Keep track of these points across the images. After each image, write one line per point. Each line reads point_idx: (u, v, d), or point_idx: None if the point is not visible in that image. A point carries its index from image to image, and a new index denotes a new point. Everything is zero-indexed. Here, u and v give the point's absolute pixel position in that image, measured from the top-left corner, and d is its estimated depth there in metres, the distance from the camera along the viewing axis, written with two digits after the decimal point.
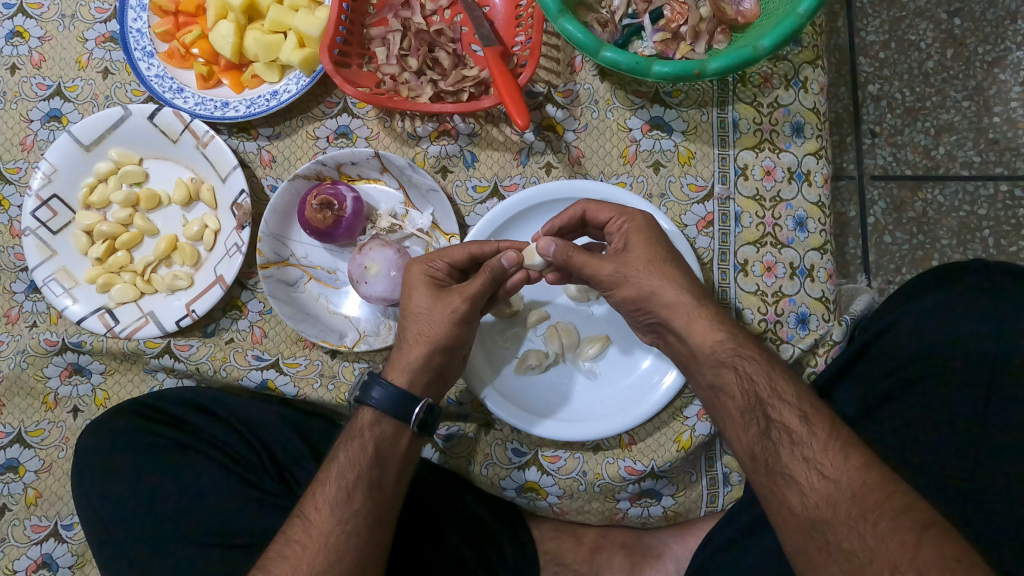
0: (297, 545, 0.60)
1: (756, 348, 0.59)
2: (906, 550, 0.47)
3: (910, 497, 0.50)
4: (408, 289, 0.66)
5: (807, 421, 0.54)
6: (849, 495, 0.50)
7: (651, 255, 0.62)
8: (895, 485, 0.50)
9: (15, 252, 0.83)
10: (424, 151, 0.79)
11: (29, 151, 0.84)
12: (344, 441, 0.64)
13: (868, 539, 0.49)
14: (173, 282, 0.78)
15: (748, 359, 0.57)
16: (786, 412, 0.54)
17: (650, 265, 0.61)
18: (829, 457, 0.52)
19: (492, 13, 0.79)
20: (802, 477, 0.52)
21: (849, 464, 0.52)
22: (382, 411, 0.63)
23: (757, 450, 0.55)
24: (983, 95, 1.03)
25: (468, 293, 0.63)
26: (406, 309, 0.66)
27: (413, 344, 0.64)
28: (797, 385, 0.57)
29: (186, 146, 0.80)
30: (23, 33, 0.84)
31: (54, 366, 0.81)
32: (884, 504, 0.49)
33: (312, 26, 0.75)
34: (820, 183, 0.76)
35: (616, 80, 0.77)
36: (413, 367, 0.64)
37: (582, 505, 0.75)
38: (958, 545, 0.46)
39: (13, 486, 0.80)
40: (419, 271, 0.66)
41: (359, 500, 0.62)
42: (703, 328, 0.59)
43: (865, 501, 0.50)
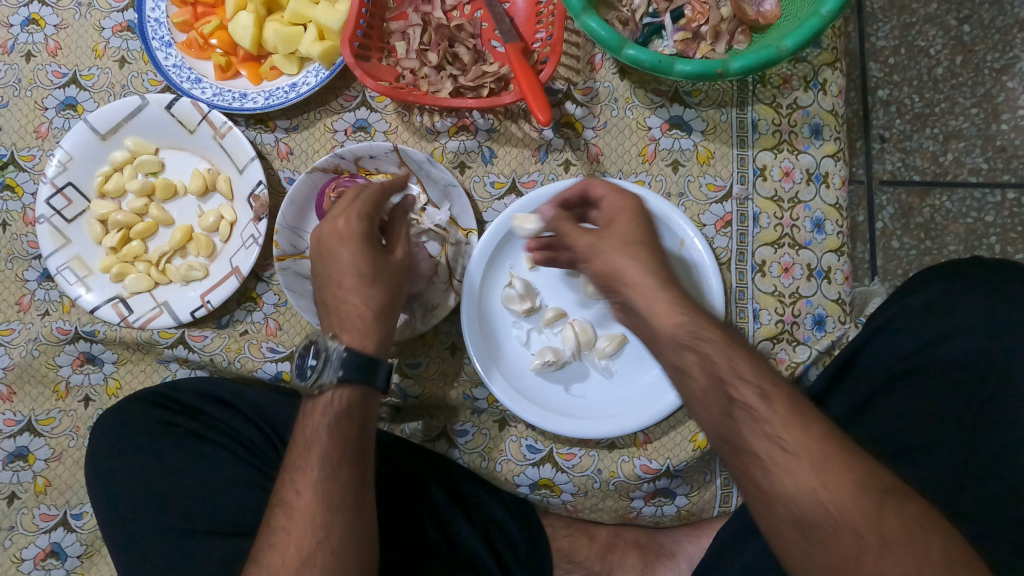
0: (282, 531, 0.60)
1: (714, 322, 0.55)
2: (868, 518, 0.44)
3: (869, 464, 0.47)
4: (344, 246, 0.65)
5: (766, 397, 0.49)
6: (810, 468, 0.46)
7: (627, 236, 0.60)
8: (853, 454, 0.47)
9: (27, 240, 0.83)
10: (443, 146, 0.79)
11: (43, 139, 0.83)
12: (322, 422, 0.62)
13: (830, 511, 0.45)
14: (187, 273, 0.77)
15: (709, 340, 0.52)
16: (744, 389, 0.50)
17: (625, 244, 0.59)
18: (791, 432, 0.48)
19: (512, 10, 0.79)
20: (766, 455, 0.48)
21: (809, 436, 0.47)
22: (354, 381, 0.63)
23: (720, 430, 0.51)
24: (991, 103, 1.03)
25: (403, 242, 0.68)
26: (352, 267, 0.65)
27: (379, 308, 0.65)
28: (751, 355, 0.53)
29: (203, 136, 0.79)
30: (39, 20, 0.84)
31: (66, 355, 0.80)
32: (851, 473, 0.46)
33: (333, 18, 0.75)
34: (838, 186, 0.76)
35: (636, 79, 0.78)
36: (376, 327, 0.65)
37: (596, 503, 0.76)
38: (916, 510, 0.45)
39: (23, 475, 0.80)
40: (346, 223, 0.65)
41: (344, 475, 0.62)
42: (668, 309, 0.54)
43: (827, 471, 0.46)
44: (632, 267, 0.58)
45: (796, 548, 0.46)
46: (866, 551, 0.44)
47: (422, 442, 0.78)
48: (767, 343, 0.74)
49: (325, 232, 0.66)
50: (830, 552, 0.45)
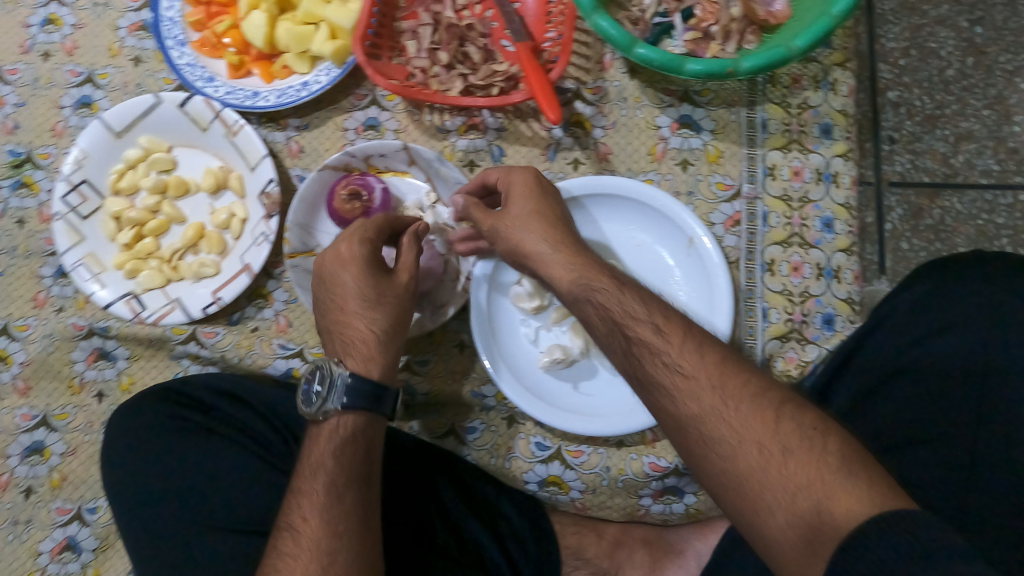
0: (288, 557, 0.60)
1: (620, 275, 0.64)
2: (768, 426, 0.47)
3: (765, 382, 0.51)
4: (351, 270, 0.68)
5: (662, 332, 0.55)
6: (709, 387, 0.51)
7: (529, 210, 0.68)
8: (749, 377, 0.51)
9: (43, 237, 0.84)
10: (453, 145, 0.80)
11: (60, 137, 0.84)
12: (329, 447, 0.64)
13: (733, 424, 0.49)
14: (199, 270, 0.79)
15: (600, 291, 0.61)
16: (641, 328, 0.56)
17: (532, 216, 0.67)
18: (685, 357, 0.53)
19: (522, 9, 0.79)
20: (667, 381, 0.53)
21: (704, 360, 0.52)
22: (359, 407, 0.65)
23: (628, 368, 0.57)
24: (1003, 104, 1.03)
25: (408, 266, 0.70)
26: (353, 294, 0.68)
27: (384, 333, 0.68)
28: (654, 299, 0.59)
29: (215, 134, 0.80)
30: (57, 20, 0.85)
31: (81, 350, 0.81)
32: (751, 396, 0.49)
33: (345, 18, 0.76)
34: (848, 185, 0.76)
35: (646, 78, 0.78)
36: (380, 353, 0.68)
37: (604, 500, 0.76)
38: (814, 424, 0.47)
39: (39, 469, 0.81)
40: (348, 250, 0.69)
41: (349, 500, 0.62)
42: (566, 257, 0.65)
43: (725, 389, 0.50)
44: (531, 236, 0.67)
45: (705, 464, 0.49)
46: (766, 459, 0.46)
47: (431, 437, 0.78)
48: (776, 342, 0.74)
49: (329, 256, 0.70)
50: (731, 463, 0.48)
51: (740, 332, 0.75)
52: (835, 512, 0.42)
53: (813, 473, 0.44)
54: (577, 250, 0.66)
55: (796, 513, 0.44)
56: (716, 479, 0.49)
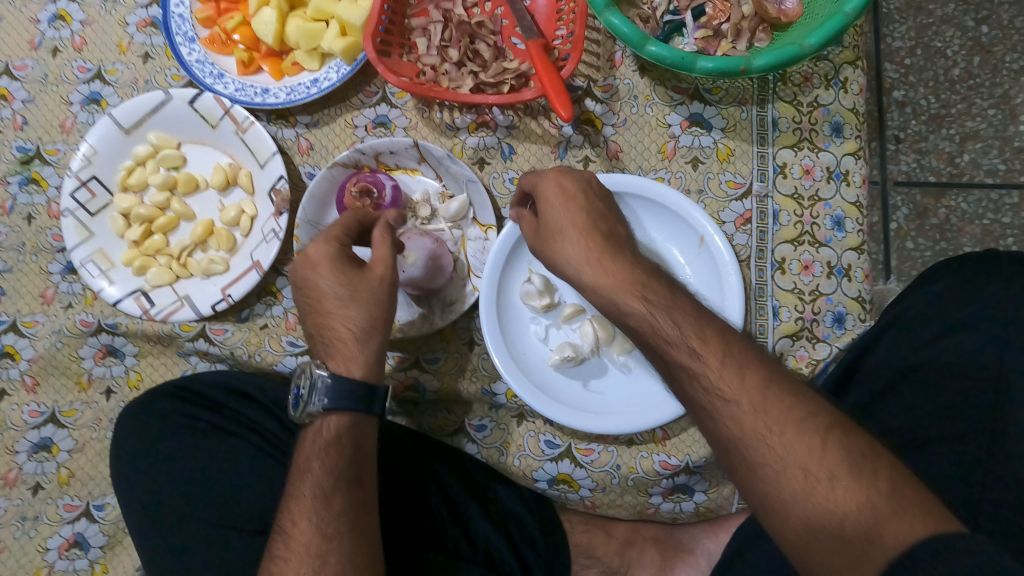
0: (281, 560, 0.60)
1: (657, 289, 0.60)
2: (812, 453, 0.46)
3: (814, 404, 0.49)
4: (324, 272, 0.67)
5: (697, 354, 0.54)
6: (751, 412, 0.49)
7: (576, 219, 0.64)
8: (793, 399, 0.49)
9: (52, 233, 0.84)
10: (463, 143, 0.80)
11: (68, 133, 0.84)
12: (313, 451, 0.63)
13: (776, 449, 0.47)
14: (208, 267, 0.78)
15: (629, 314, 0.59)
16: (676, 351, 0.55)
17: (571, 228, 0.64)
18: (725, 378, 0.51)
19: (532, 6, 0.79)
20: (707, 404, 0.52)
21: (748, 383, 0.51)
22: (344, 407, 0.64)
23: (683, 397, 0.55)
24: (1009, 104, 1.03)
25: (382, 260, 0.67)
26: (328, 295, 0.66)
27: (362, 331, 0.66)
28: (688, 317, 0.57)
29: (225, 131, 0.80)
30: (66, 16, 0.85)
31: (89, 347, 0.81)
32: (794, 417, 0.48)
33: (355, 16, 0.75)
34: (859, 184, 0.76)
35: (656, 76, 0.78)
36: (360, 353, 0.66)
37: (614, 499, 0.76)
38: (858, 442, 0.46)
39: (47, 466, 0.81)
40: (321, 252, 0.67)
41: (338, 502, 0.62)
42: (614, 271, 0.62)
43: (767, 414, 0.49)
44: (571, 248, 0.63)
45: (748, 485, 0.49)
46: (807, 484, 0.45)
47: (440, 436, 0.78)
48: (786, 341, 0.74)
49: (304, 258, 0.68)
50: (774, 487, 0.46)
51: (751, 331, 0.74)
52: (883, 534, 0.41)
53: (861, 500, 0.43)
54: (620, 262, 0.62)
55: (834, 529, 0.43)
56: (757, 499, 0.48)
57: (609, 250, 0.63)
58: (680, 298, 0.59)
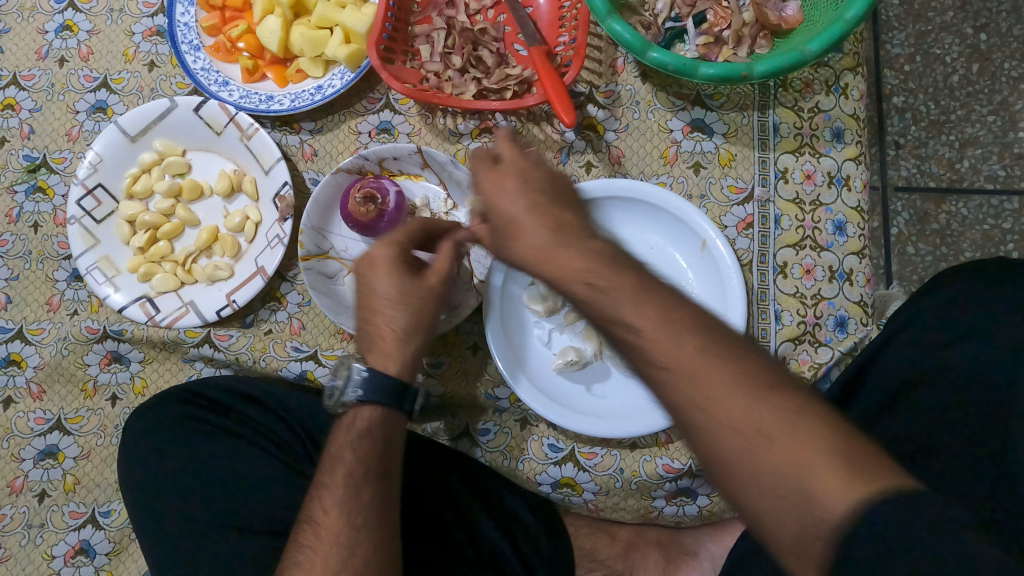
0: (309, 548, 0.61)
1: (609, 269, 0.48)
2: (748, 421, 0.40)
3: (751, 365, 0.42)
4: (379, 273, 0.66)
5: (654, 342, 0.44)
6: (687, 378, 0.42)
7: (519, 201, 0.53)
8: (728, 358, 0.42)
9: (58, 241, 0.84)
10: (466, 148, 0.80)
11: (74, 141, 0.85)
12: (346, 441, 0.64)
13: (714, 417, 0.41)
14: (213, 272, 0.78)
15: (578, 302, 0.49)
16: (629, 338, 0.45)
17: (522, 211, 0.53)
18: (662, 345, 0.43)
19: (535, 13, 0.80)
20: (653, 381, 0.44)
21: (683, 348, 0.43)
22: (375, 402, 0.65)
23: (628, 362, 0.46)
24: (1009, 110, 1.03)
25: (440, 273, 0.66)
26: (378, 293, 0.66)
27: (405, 333, 0.66)
28: (626, 262, 0.49)
29: (230, 138, 0.80)
30: (72, 26, 0.85)
31: (94, 354, 0.81)
32: (724, 371, 0.42)
33: (359, 23, 0.76)
34: (860, 189, 0.77)
35: (658, 82, 0.79)
36: (399, 353, 0.66)
37: (618, 502, 0.76)
38: (783, 390, 0.41)
39: (53, 472, 0.81)
40: (383, 253, 0.66)
41: (367, 493, 0.63)
42: (571, 259, 0.50)
43: (700, 380, 0.42)
44: (528, 232, 0.52)
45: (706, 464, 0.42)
46: (750, 442, 0.39)
47: (444, 440, 0.78)
48: (789, 344, 0.75)
49: (364, 255, 0.67)
50: (717, 448, 0.41)
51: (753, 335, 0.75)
52: (823, 502, 0.37)
53: (800, 462, 0.38)
54: (570, 240, 0.51)
55: (779, 500, 0.38)
56: (718, 478, 0.42)
57: (570, 242, 0.51)
58: (627, 270, 0.48)
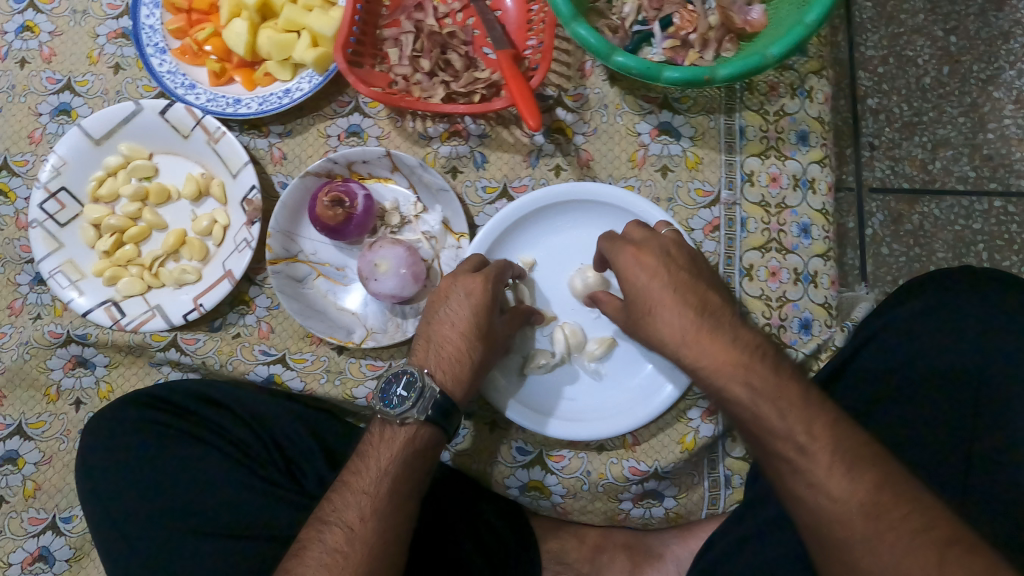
0: (337, 555, 0.60)
1: (760, 371, 0.57)
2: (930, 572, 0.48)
3: (928, 515, 0.50)
4: (473, 302, 0.66)
5: (805, 449, 0.53)
6: (857, 504, 0.51)
7: (668, 294, 0.61)
8: (879, 468, 0.52)
9: (20, 244, 0.83)
10: (435, 152, 0.80)
11: (37, 144, 0.84)
12: (397, 454, 0.64)
13: (884, 556, 0.50)
14: (180, 276, 0.78)
15: (731, 400, 0.57)
16: (781, 443, 0.54)
17: (664, 304, 0.61)
18: (835, 472, 0.52)
19: (503, 17, 0.80)
20: (799, 487, 0.53)
21: (857, 484, 0.51)
22: (439, 424, 0.64)
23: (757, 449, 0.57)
24: (978, 112, 1.05)
25: (517, 325, 0.71)
26: (467, 318, 0.66)
27: (479, 364, 0.67)
28: (788, 373, 0.57)
29: (197, 141, 0.80)
30: (34, 27, 0.84)
31: (58, 358, 0.81)
32: (858, 476, 0.52)
33: (326, 26, 0.76)
34: (824, 191, 0.77)
35: (626, 85, 0.79)
36: (469, 380, 0.67)
37: (585, 505, 0.76)
38: (921, 506, 0.51)
39: (11, 479, 0.80)
40: (484, 283, 0.67)
41: (405, 511, 0.63)
42: (720, 350, 0.58)
43: (880, 519, 0.50)
44: (670, 323, 0.60)
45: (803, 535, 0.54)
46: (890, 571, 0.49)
47: None
48: None
49: (458, 281, 0.68)
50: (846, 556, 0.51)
51: None
52: None
53: None
54: (715, 335, 0.59)
55: None
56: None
57: (716, 334, 0.59)
58: (788, 380, 0.57)
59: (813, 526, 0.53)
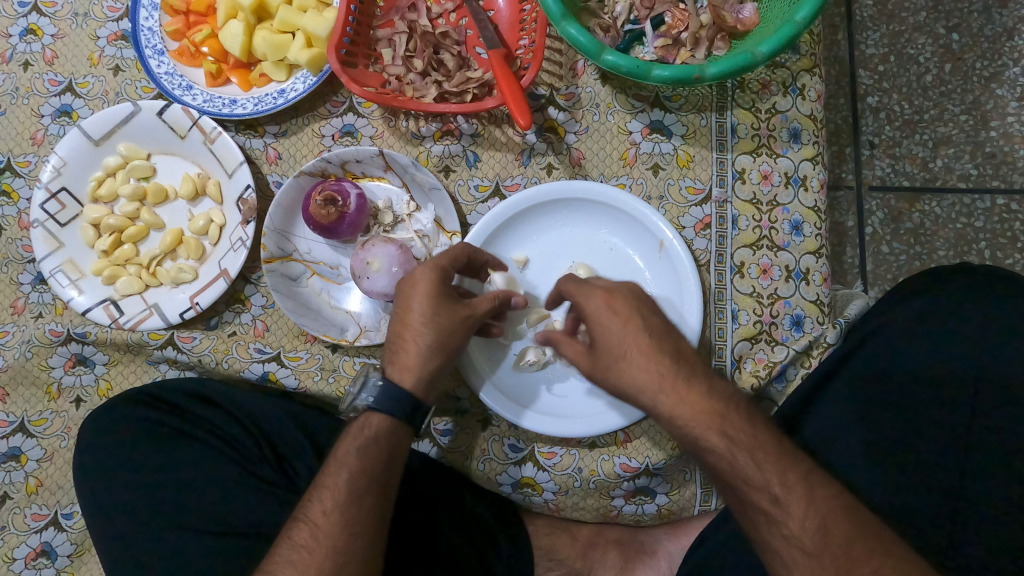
0: (304, 550, 0.62)
1: (734, 421, 0.56)
2: None
3: (898, 570, 0.51)
4: (418, 293, 0.65)
5: (781, 501, 0.54)
6: (829, 558, 0.52)
7: (639, 340, 0.58)
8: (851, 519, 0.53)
9: (22, 244, 0.84)
10: (428, 151, 0.81)
11: (39, 145, 0.85)
12: (354, 444, 0.65)
13: None
14: (177, 275, 0.79)
15: (708, 451, 0.56)
16: (758, 494, 0.55)
17: (635, 351, 0.58)
18: (806, 527, 0.53)
19: (496, 17, 0.81)
20: (780, 545, 0.54)
21: (829, 538, 0.53)
22: (387, 412, 0.65)
23: (736, 503, 0.57)
24: (980, 110, 1.04)
25: (481, 308, 0.67)
26: (409, 310, 0.65)
27: (428, 351, 0.65)
28: (760, 423, 0.57)
29: (194, 142, 0.81)
30: (37, 30, 0.86)
31: (58, 356, 0.82)
32: (832, 529, 0.53)
33: (319, 27, 0.76)
34: (817, 189, 0.78)
35: (618, 84, 0.79)
36: (419, 368, 0.65)
37: (577, 502, 0.77)
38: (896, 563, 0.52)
39: (15, 475, 0.81)
40: (428, 274, 0.66)
41: (367, 504, 0.63)
42: (693, 404, 0.56)
43: (851, 573, 0.51)
44: (641, 368, 0.57)
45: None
46: None
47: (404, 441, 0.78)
48: (745, 344, 0.75)
49: (409, 277, 0.67)
50: None
51: (709, 334, 0.76)
52: None
53: None
54: (683, 387, 0.57)
55: None
56: None
57: (693, 391, 0.56)
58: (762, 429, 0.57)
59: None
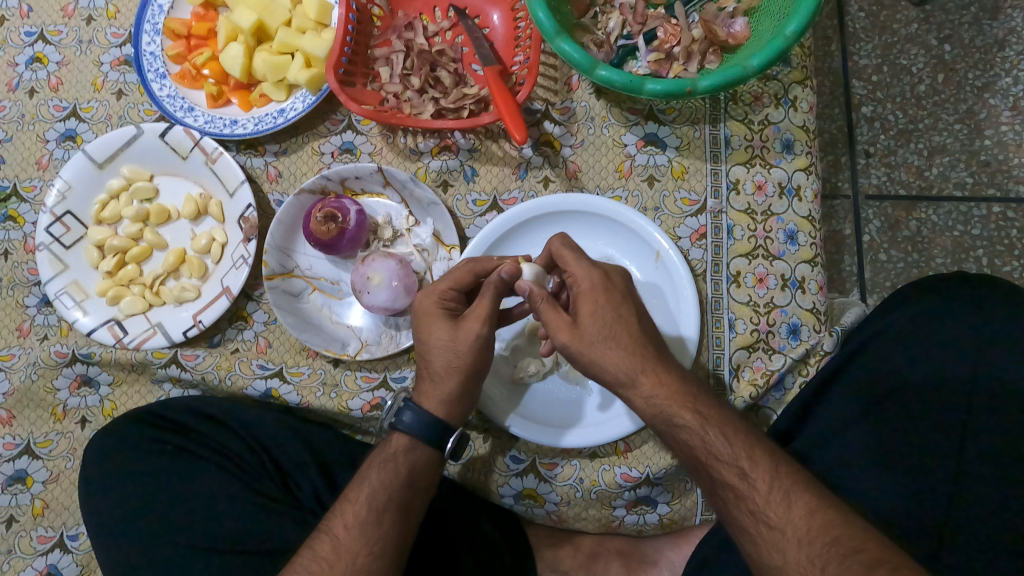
0: (323, 562, 0.62)
1: (704, 401, 0.60)
2: None
3: (858, 538, 0.52)
4: (426, 324, 0.66)
5: (746, 476, 0.56)
6: (796, 535, 0.53)
7: (632, 325, 0.61)
8: (807, 490, 0.56)
9: (28, 267, 0.85)
10: (426, 166, 0.82)
11: (44, 170, 0.86)
12: (375, 462, 0.66)
13: None
14: (180, 294, 0.80)
15: (682, 427, 0.59)
16: (725, 470, 0.57)
17: (624, 333, 0.60)
18: (772, 503, 0.55)
19: (492, 34, 0.83)
20: (751, 526, 0.56)
21: (794, 511, 0.54)
22: (415, 434, 0.66)
23: (708, 485, 0.59)
24: (974, 119, 1.05)
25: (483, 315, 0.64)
26: (425, 341, 0.66)
27: (445, 379, 0.65)
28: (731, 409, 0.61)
29: (195, 162, 0.82)
30: (43, 58, 0.87)
31: (64, 378, 0.82)
32: (793, 500, 0.55)
33: (318, 47, 0.78)
34: (811, 199, 0.78)
35: (612, 98, 0.80)
36: (445, 396, 0.66)
37: (579, 513, 0.77)
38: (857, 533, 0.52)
39: (21, 497, 0.82)
40: (430, 302, 0.66)
41: (387, 523, 0.64)
42: (656, 384, 0.60)
43: (812, 547, 0.52)
44: (613, 359, 0.59)
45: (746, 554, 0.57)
46: None
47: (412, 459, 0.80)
48: (743, 352, 0.76)
49: (415, 309, 0.67)
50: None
51: (707, 343, 0.76)
52: None
53: None
54: (658, 369, 0.60)
55: None
56: None
57: (661, 364, 0.61)
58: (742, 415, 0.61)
59: (754, 554, 0.55)
